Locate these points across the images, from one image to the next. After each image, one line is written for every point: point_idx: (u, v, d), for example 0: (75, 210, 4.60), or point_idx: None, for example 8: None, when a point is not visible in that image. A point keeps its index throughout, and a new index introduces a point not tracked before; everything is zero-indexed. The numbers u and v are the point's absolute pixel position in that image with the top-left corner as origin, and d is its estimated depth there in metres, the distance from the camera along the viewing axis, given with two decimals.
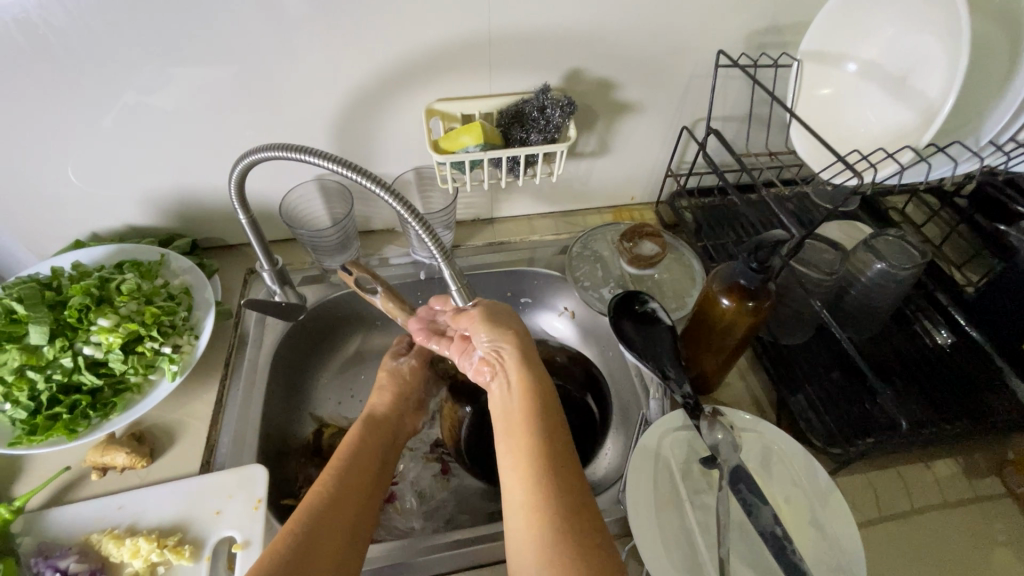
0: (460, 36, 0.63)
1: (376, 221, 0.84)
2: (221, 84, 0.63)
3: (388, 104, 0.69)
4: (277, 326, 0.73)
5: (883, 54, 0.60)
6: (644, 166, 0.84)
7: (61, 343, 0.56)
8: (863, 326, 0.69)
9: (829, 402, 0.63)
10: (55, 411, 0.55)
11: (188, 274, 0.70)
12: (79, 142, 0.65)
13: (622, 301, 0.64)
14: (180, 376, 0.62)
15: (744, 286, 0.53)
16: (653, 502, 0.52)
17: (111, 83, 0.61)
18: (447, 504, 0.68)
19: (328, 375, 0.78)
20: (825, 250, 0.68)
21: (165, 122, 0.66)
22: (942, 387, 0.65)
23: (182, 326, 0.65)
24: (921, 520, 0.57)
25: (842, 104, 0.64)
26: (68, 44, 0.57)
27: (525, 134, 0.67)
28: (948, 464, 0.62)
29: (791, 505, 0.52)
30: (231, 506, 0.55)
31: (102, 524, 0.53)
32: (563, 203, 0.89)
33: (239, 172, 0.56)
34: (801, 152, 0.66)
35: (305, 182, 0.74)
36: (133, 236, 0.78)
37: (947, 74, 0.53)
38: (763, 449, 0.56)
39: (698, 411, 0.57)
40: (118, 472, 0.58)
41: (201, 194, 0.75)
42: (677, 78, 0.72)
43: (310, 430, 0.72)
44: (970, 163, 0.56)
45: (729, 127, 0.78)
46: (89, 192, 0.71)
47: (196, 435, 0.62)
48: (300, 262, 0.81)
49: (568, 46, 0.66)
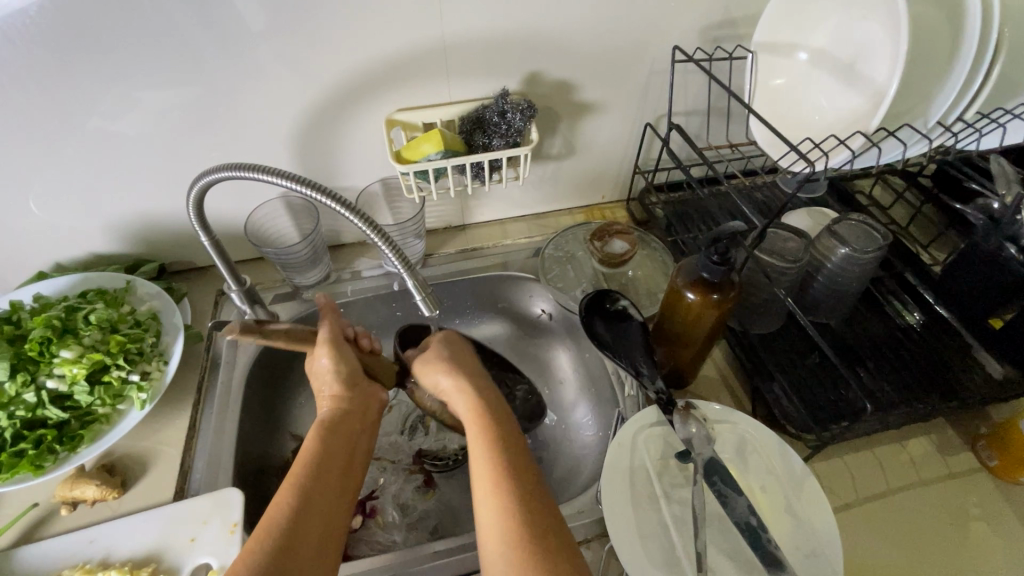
0: (415, 47, 0.64)
1: (346, 234, 0.84)
2: (177, 105, 0.63)
3: (348, 119, 0.69)
4: (250, 347, 0.72)
5: (831, 43, 0.61)
6: (612, 164, 0.85)
7: (23, 378, 0.55)
8: (834, 311, 0.70)
9: (803, 388, 0.64)
10: (20, 447, 0.54)
11: (155, 299, 0.69)
12: (35, 173, 0.65)
13: (593, 299, 0.65)
14: (149, 404, 0.61)
15: (707, 279, 0.53)
16: (629, 499, 0.52)
17: (64, 111, 0.60)
18: (431, 514, 0.68)
19: (306, 392, 0.77)
20: (789, 238, 0.66)
21: (122, 147, 0.65)
22: (915, 366, 0.66)
23: (151, 353, 0.64)
24: (899, 500, 0.58)
25: (797, 94, 0.65)
26: (15, 75, 0.56)
27: (488, 140, 0.68)
28: (923, 441, 0.62)
29: (767, 494, 0.53)
30: (206, 532, 0.54)
31: (73, 559, 0.53)
32: (534, 206, 0.89)
33: (196, 195, 0.55)
34: (760, 144, 0.67)
35: (270, 200, 0.74)
36: (98, 264, 0.77)
37: (892, 60, 0.54)
38: (738, 439, 0.56)
39: (671, 406, 0.58)
40: (89, 505, 0.57)
41: (166, 218, 0.75)
42: (636, 75, 0.72)
43: (289, 449, 0.72)
44: (919, 145, 0.57)
45: (692, 121, 0.79)
46: (50, 222, 0.70)
47: (169, 462, 0.61)
48: (271, 280, 0.81)
49: (524, 50, 0.67)
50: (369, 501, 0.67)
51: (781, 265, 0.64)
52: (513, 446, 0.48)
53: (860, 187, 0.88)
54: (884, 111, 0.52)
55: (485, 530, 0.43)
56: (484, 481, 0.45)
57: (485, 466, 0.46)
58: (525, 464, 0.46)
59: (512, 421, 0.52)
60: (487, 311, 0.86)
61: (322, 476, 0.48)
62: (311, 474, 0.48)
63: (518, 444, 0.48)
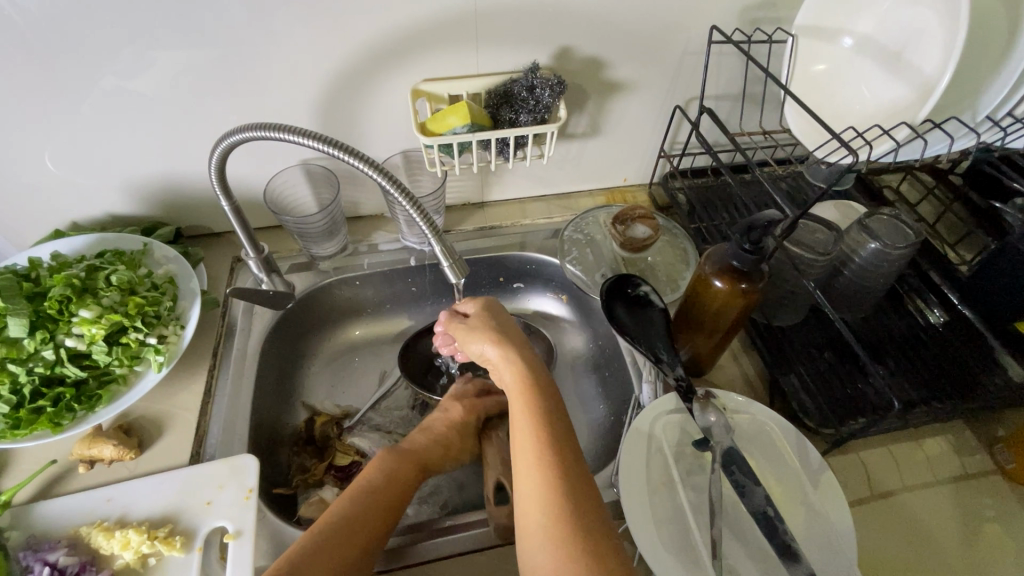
0: (445, 14, 0.62)
1: (364, 207, 0.83)
2: (198, 63, 0.61)
3: (372, 86, 0.67)
4: (265, 316, 0.73)
5: (879, 29, 0.59)
6: (637, 146, 0.83)
7: (42, 335, 0.55)
8: (856, 305, 0.69)
9: (821, 381, 0.64)
10: (39, 404, 0.54)
11: (173, 263, 0.69)
12: (53, 127, 0.63)
13: (615, 283, 0.64)
14: (166, 367, 0.61)
15: (736, 267, 0.53)
16: (646, 483, 0.52)
17: (85, 67, 0.59)
18: (441, 489, 0.68)
19: (319, 363, 0.79)
20: (818, 229, 0.65)
21: (142, 106, 0.64)
22: (934, 364, 0.65)
23: (167, 317, 0.64)
24: (912, 498, 0.57)
25: (839, 81, 0.62)
26: (36, 25, 0.54)
27: (514, 115, 0.66)
28: (940, 441, 0.62)
29: (783, 487, 0.52)
30: (222, 496, 0.55)
31: (90, 517, 0.53)
32: (555, 186, 0.87)
33: (219, 157, 0.54)
34: (796, 132, 0.64)
35: (290, 167, 0.73)
36: (115, 225, 0.76)
37: (944, 50, 0.52)
38: (756, 430, 0.56)
39: (690, 394, 0.56)
40: (106, 464, 0.57)
41: (183, 181, 0.73)
42: (670, 55, 0.70)
43: (302, 418, 0.73)
44: (965, 139, 0.54)
45: (722, 105, 0.77)
46: (67, 180, 0.69)
47: (185, 426, 0.61)
48: (288, 249, 0.80)
49: (557, 23, 0.65)
50: None
51: (810, 257, 0.62)
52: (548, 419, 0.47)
53: (888, 182, 0.86)
54: (934, 102, 0.50)
55: (528, 517, 0.42)
56: (529, 471, 0.44)
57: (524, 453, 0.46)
58: (574, 462, 0.45)
59: (559, 412, 0.49)
60: (503, 291, 0.86)
61: (370, 506, 0.50)
62: (363, 496, 0.51)
63: (558, 416, 0.48)
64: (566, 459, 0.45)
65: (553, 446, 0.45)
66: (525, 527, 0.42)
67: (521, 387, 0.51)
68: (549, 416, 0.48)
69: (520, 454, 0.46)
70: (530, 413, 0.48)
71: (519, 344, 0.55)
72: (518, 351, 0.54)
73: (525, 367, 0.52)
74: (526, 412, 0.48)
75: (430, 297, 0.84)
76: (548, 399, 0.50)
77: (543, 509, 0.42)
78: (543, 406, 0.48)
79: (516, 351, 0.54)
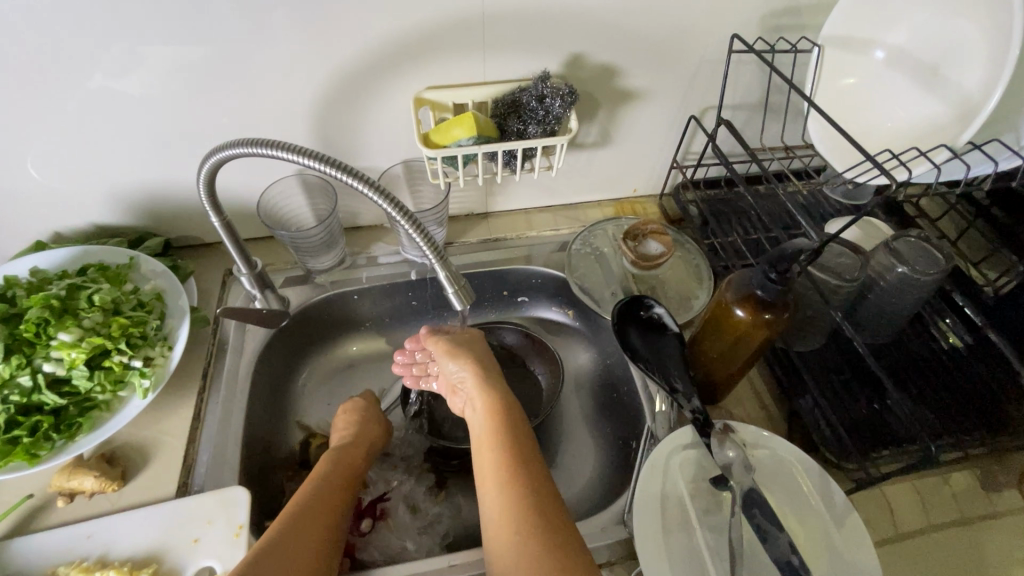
0: (451, 18, 0.58)
1: (363, 217, 0.79)
2: (185, 66, 0.57)
3: (374, 93, 0.64)
4: (258, 333, 0.69)
5: (913, 41, 0.55)
6: (648, 157, 0.79)
7: (18, 360, 0.52)
8: (879, 331, 0.65)
9: (842, 411, 0.61)
10: (15, 434, 0.51)
11: (161, 278, 0.65)
12: (32, 134, 0.59)
13: (627, 307, 0.60)
14: (152, 392, 0.57)
15: (760, 297, 0.49)
16: (661, 524, 0.49)
17: (66, 70, 0.55)
18: (443, 519, 0.65)
19: (315, 382, 0.75)
20: (844, 253, 0.61)
21: (128, 112, 0.60)
22: (961, 393, 0.62)
23: (154, 337, 0.60)
24: (939, 539, 0.55)
25: (867, 96, 0.59)
26: (11, 27, 0.51)
27: (523, 126, 0.62)
28: (966, 476, 0.59)
29: (806, 529, 0.49)
30: (210, 533, 0.51)
31: (69, 555, 0.50)
32: (562, 197, 0.84)
33: (208, 172, 0.51)
34: (821, 148, 0.61)
35: (284, 177, 0.69)
36: (101, 236, 0.73)
37: (987, 67, 0.49)
38: (777, 467, 0.53)
39: (708, 427, 0.54)
40: (87, 497, 0.54)
41: (172, 190, 0.70)
42: (686, 63, 0.67)
43: (297, 441, 0.69)
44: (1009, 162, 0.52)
45: (739, 116, 0.74)
46: (48, 189, 0.65)
47: (172, 455, 0.58)
48: (282, 261, 0.76)
49: (569, 28, 0.61)
50: (380, 504, 0.64)
51: (834, 283, 0.59)
52: (518, 437, 0.50)
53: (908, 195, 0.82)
54: (977, 125, 0.48)
55: (495, 527, 0.45)
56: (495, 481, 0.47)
57: (491, 465, 0.48)
58: (538, 472, 0.47)
59: (525, 427, 0.52)
60: (507, 304, 0.83)
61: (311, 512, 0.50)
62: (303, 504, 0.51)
63: (525, 435, 0.51)
64: (535, 475, 0.47)
65: (521, 464, 0.47)
66: (496, 550, 0.43)
67: (491, 409, 0.53)
68: (515, 432, 0.50)
69: (489, 472, 0.48)
70: (499, 435, 0.50)
71: (489, 368, 0.58)
72: (488, 372, 0.57)
73: (494, 386, 0.55)
74: (495, 427, 0.51)
75: (431, 312, 0.80)
76: (514, 416, 0.52)
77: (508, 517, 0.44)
78: (512, 428, 0.51)
79: (485, 372, 0.57)
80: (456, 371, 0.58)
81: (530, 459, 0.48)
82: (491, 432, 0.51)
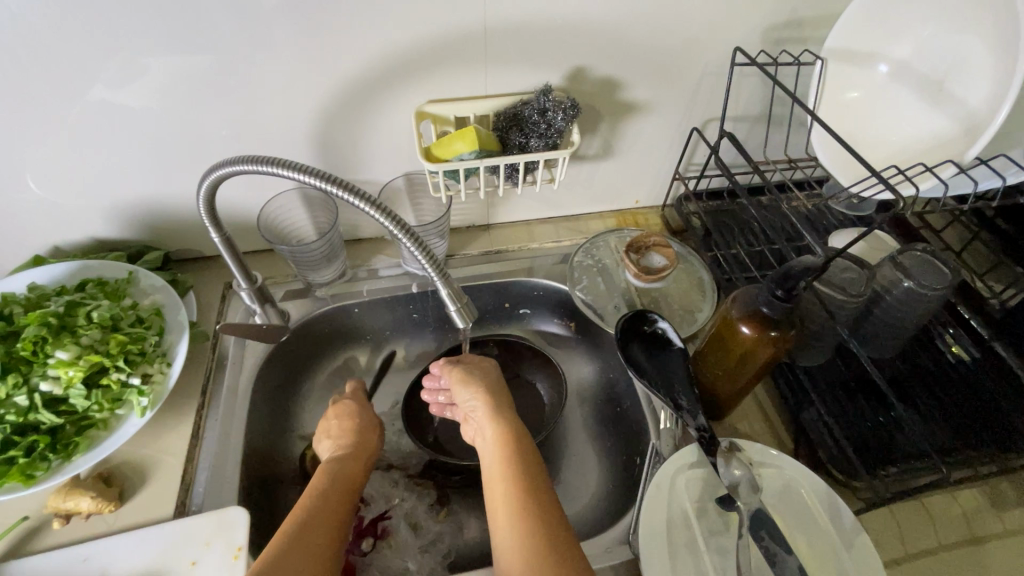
0: (453, 32, 0.58)
1: (364, 229, 0.79)
2: (185, 80, 0.57)
3: (375, 106, 0.63)
4: (257, 348, 0.68)
5: (917, 54, 0.55)
6: (650, 168, 0.79)
7: (14, 379, 0.51)
8: (885, 345, 0.65)
9: (849, 427, 0.60)
10: (10, 455, 0.50)
11: (160, 293, 0.65)
12: (31, 149, 0.59)
13: (630, 322, 0.60)
14: (150, 411, 0.57)
15: (766, 314, 0.49)
16: (667, 547, 0.48)
17: (65, 85, 0.55)
18: (445, 537, 0.64)
19: (315, 396, 0.74)
20: (849, 267, 0.60)
21: (127, 126, 0.60)
22: (969, 408, 0.62)
23: (153, 353, 0.60)
24: (950, 559, 0.54)
25: (870, 109, 0.59)
26: (10, 43, 0.50)
27: (525, 140, 0.62)
28: (976, 493, 0.59)
29: (814, 551, 0.48)
30: (209, 555, 0.50)
31: None
32: (563, 208, 0.83)
33: (207, 189, 0.50)
34: (825, 161, 0.61)
35: (285, 191, 0.69)
36: (100, 249, 0.72)
37: (993, 82, 0.48)
38: (784, 486, 0.53)
39: (713, 447, 0.52)
40: (83, 517, 0.53)
41: (172, 204, 0.69)
42: (689, 76, 0.67)
43: (296, 458, 0.69)
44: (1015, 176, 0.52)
45: (741, 127, 0.73)
46: (47, 204, 0.65)
47: (170, 473, 0.57)
48: (282, 275, 0.76)
49: (571, 42, 0.61)
50: (381, 522, 0.64)
51: (839, 299, 0.59)
52: (528, 466, 0.49)
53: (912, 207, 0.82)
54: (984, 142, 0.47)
55: (506, 558, 0.43)
56: (505, 512, 0.46)
57: (504, 495, 0.47)
58: (549, 503, 0.46)
59: (536, 458, 0.51)
60: (508, 317, 0.82)
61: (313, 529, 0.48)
62: (305, 521, 0.49)
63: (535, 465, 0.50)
64: (547, 506, 0.46)
65: (530, 488, 0.47)
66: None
67: (501, 438, 0.53)
68: (527, 461, 0.50)
69: (499, 503, 0.47)
70: (509, 459, 0.50)
71: (500, 396, 0.58)
72: (499, 401, 0.57)
73: (504, 415, 0.55)
74: (505, 456, 0.51)
75: (432, 325, 0.80)
76: (524, 446, 0.52)
77: (520, 547, 0.43)
78: (521, 452, 0.51)
79: (497, 401, 0.57)
80: (468, 398, 0.58)
81: (541, 489, 0.48)
82: (502, 461, 0.50)
